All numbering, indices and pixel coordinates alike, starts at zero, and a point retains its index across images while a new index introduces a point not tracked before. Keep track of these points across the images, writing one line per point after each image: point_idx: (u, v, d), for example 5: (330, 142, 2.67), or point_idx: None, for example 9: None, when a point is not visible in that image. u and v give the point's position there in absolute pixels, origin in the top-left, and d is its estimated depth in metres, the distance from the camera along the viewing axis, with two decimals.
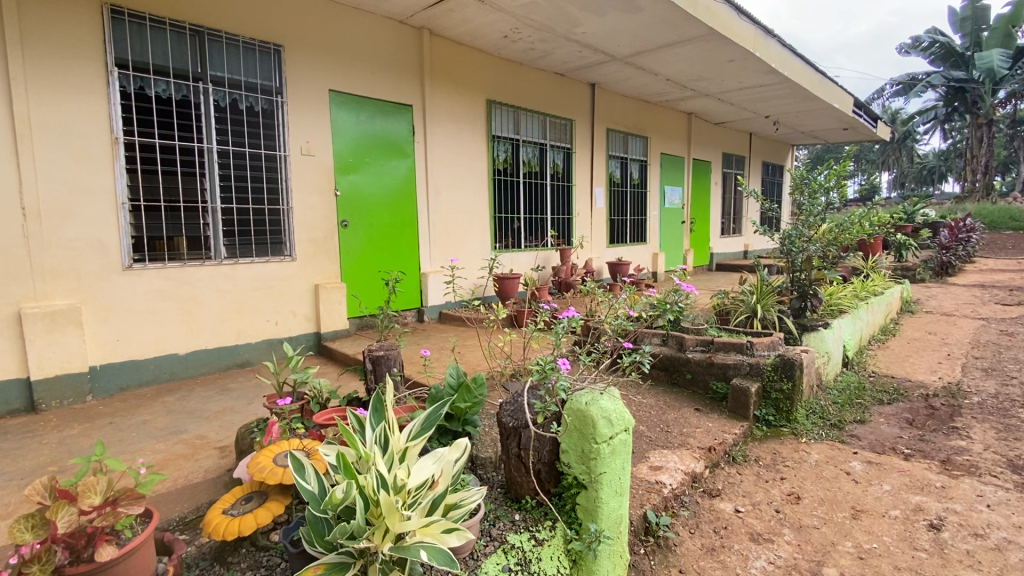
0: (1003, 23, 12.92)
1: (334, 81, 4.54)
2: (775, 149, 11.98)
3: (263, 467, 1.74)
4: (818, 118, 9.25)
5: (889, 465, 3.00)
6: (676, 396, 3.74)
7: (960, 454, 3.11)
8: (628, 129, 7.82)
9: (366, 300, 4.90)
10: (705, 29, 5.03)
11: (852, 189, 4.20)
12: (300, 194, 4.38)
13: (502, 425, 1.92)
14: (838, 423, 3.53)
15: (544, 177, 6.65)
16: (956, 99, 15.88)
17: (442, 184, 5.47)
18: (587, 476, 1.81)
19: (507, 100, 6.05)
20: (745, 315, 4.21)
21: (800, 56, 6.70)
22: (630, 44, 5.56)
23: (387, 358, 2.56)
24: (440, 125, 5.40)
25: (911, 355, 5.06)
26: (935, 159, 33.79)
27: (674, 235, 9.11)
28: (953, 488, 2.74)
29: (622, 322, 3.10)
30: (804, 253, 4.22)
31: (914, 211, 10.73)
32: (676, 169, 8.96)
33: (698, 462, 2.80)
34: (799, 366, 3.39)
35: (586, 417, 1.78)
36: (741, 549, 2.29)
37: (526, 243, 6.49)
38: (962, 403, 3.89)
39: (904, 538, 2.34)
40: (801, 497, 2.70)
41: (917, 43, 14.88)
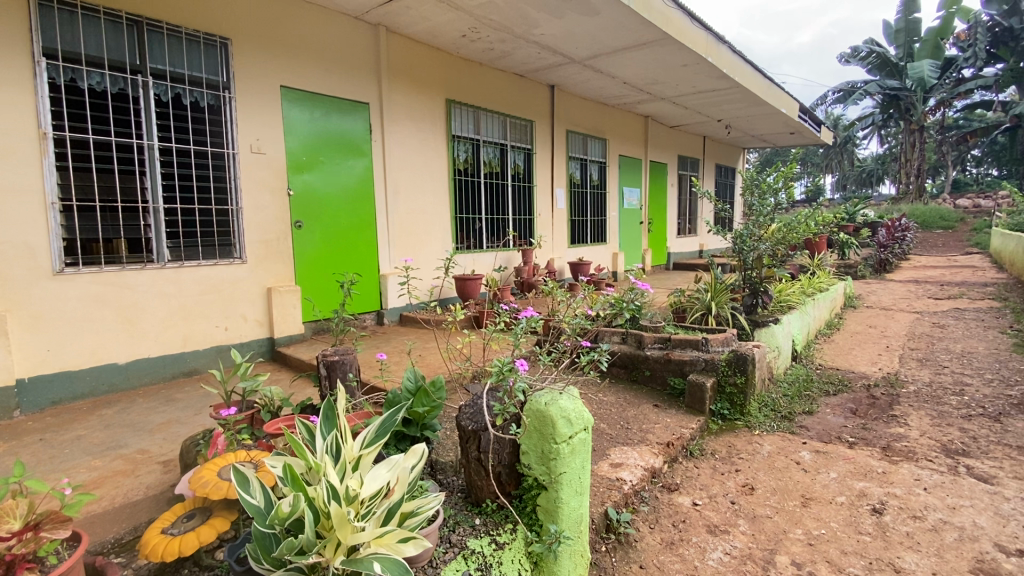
0: (933, 35, 13.93)
1: (286, 78, 4.38)
2: (727, 152, 12.42)
3: (205, 482, 1.64)
4: (767, 122, 9.65)
5: (835, 453, 3.14)
6: (635, 393, 3.80)
7: (899, 441, 3.29)
8: (588, 130, 7.91)
9: (321, 303, 4.73)
10: (659, 34, 5.15)
11: (798, 190, 4.39)
12: (250, 194, 4.20)
13: (461, 428, 1.89)
14: (788, 415, 3.67)
15: (505, 177, 6.63)
16: (891, 106, 16.88)
17: (401, 184, 5.37)
18: (547, 477, 1.79)
19: (466, 99, 6.00)
20: (700, 312, 4.34)
21: (750, 63, 6.96)
22: (588, 47, 5.62)
23: (343, 363, 2.47)
24: (398, 124, 5.30)
25: (854, 348, 5.33)
26: (872, 162, 35.90)
27: (633, 236, 9.28)
28: (893, 473, 2.89)
29: (582, 321, 3.11)
30: (755, 252, 4.38)
31: (855, 211, 11.32)
32: (634, 170, 9.15)
33: (658, 458, 2.85)
34: (751, 361, 3.49)
35: (545, 417, 1.77)
36: (699, 541, 2.33)
37: (488, 243, 6.45)
38: (900, 391, 4.13)
39: (850, 523, 2.45)
40: (755, 488, 2.79)
41: (856, 53, 15.70)
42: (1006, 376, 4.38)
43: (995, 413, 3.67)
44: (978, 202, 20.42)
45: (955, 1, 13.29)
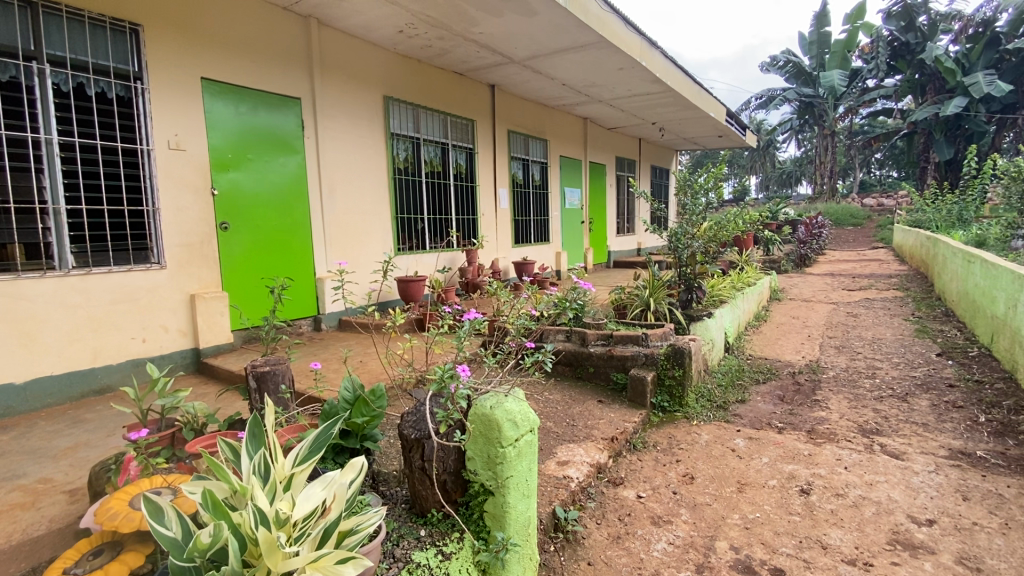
0: (841, 47, 15.13)
1: (207, 69, 4.08)
2: (661, 153, 12.93)
3: (113, 514, 1.48)
4: (698, 125, 10.11)
5: (766, 439, 3.32)
6: (580, 389, 3.85)
7: (822, 424, 3.52)
8: (528, 130, 7.95)
9: (251, 309, 4.45)
10: (596, 37, 5.25)
11: (727, 190, 4.61)
12: (168, 194, 3.87)
13: (403, 437, 1.81)
14: (723, 404, 3.84)
15: (447, 176, 6.53)
16: (806, 112, 18.21)
17: (337, 183, 5.16)
18: (495, 482, 1.76)
19: (405, 97, 5.85)
20: (639, 308, 4.46)
21: (680, 68, 7.25)
22: (527, 48, 5.64)
23: (274, 373, 2.32)
24: (332, 120, 5.08)
25: (780, 338, 5.68)
26: (791, 165, 38.60)
27: (575, 235, 9.43)
28: (818, 454, 3.09)
29: (526, 321, 3.10)
30: (689, 249, 4.55)
31: (777, 210, 12.09)
32: (574, 170, 9.30)
33: (602, 453, 2.90)
34: (688, 354, 3.62)
35: (491, 422, 1.73)
36: (643, 534, 2.38)
37: (430, 244, 6.32)
38: (821, 377, 4.44)
39: (781, 504, 2.59)
40: (695, 477, 2.88)
41: (775, 62, 16.87)
42: (910, 359, 4.81)
43: (902, 394, 4.01)
44: (882, 202, 22.45)
45: (859, 17, 14.51)
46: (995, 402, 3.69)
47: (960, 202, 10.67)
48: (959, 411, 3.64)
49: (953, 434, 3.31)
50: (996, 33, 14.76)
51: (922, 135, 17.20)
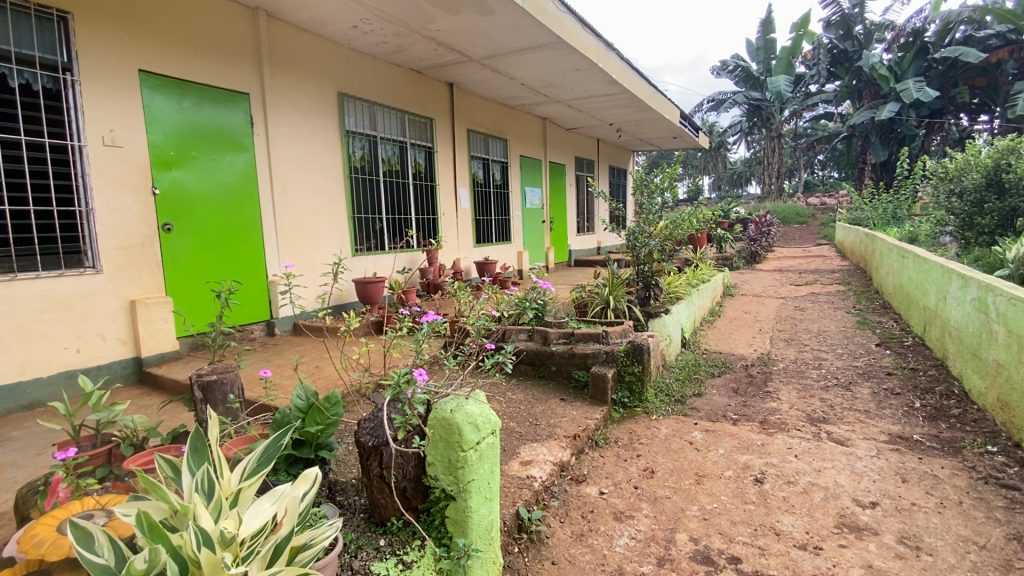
0: (786, 53, 15.83)
1: (146, 61, 3.85)
2: (619, 154, 13.17)
3: (39, 542, 1.37)
4: (653, 127, 10.36)
5: (722, 431, 3.42)
6: (542, 388, 3.85)
7: (773, 414, 3.66)
8: (488, 130, 7.92)
9: (197, 315, 4.23)
10: (553, 37, 5.27)
11: (681, 189, 4.73)
12: (104, 193, 3.63)
13: (360, 445, 1.77)
14: (681, 398, 3.94)
15: (405, 176, 6.41)
16: (755, 115, 18.97)
17: (290, 182, 4.98)
18: (456, 487, 1.72)
19: (361, 94, 5.71)
20: (600, 306, 4.51)
21: (636, 70, 7.39)
22: (485, 47, 5.61)
23: (221, 383, 2.21)
24: (284, 117, 4.89)
25: (733, 332, 5.88)
26: (741, 166, 40.14)
27: (536, 234, 9.46)
28: (770, 444, 3.21)
29: (486, 322, 3.06)
30: (646, 248, 4.65)
31: (729, 209, 12.55)
32: (534, 170, 9.34)
33: (565, 451, 2.91)
34: (647, 351, 3.68)
35: (451, 425, 1.69)
36: (606, 530, 2.40)
37: (389, 244, 6.19)
38: (772, 369, 4.63)
39: (737, 494, 2.67)
40: (655, 471, 2.94)
41: (725, 66, 17.48)
42: (853, 350, 5.08)
43: (845, 383, 4.22)
44: (824, 201, 23.67)
45: (802, 25, 15.22)
46: (928, 388, 3.95)
47: (894, 201, 11.39)
48: (897, 398, 3.87)
49: (892, 419, 3.51)
50: (925, 43, 15.79)
51: (860, 138, 18.23)
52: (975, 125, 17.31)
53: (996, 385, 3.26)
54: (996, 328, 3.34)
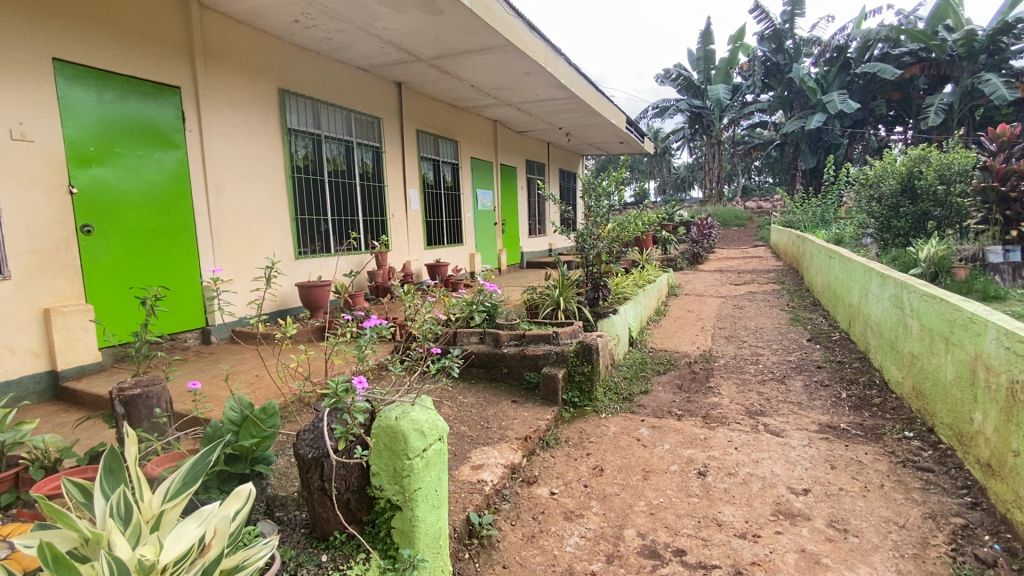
0: (725, 64, 16.63)
1: (62, 50, 3.55)
2: (568, 158, 13.39)
3: None
4: (602, 132, 10.60)
5: (667, 427, 3.52)
6: (493, 391, 3.84)
7: (715, 409, 3.82)
8: (438, 131, 7.83)
9: (123, 323, 3.93)
10: (502, 40, 5.28)
11: (627, 192, 4.85)
12: (13, 192, 3.31)
13: (300, 458, 1.70)
14: (628, 396, 4.03)
15: (352, 176, 6.23)
16: (696, 122, 19.81)
17: (226, 181, 4.72)
18: (402, 496, 1.68)
19: (303, 91, 5.51)
20: (550, 307, 4.55)
21: (584, 75, 7.54)
22: (433, 47, 5.55)
23: (146, 396, 2.05)
24: (219, 112, 4.64)
25: (677, 331, 6.10)
26: (684, 170, 41.79)
27: (488, 236, 9.44)
28: (712, 437, 3.33)
29: (433, 325, 2.97)
30: (595, 249, 4.74)
31: (673, 212, 13.03)
32: (486, 172, 9.33)
33: (516, 453, 2.91)
34: (596, 350, 3.75)
35: (396, 433, 1.65)
36: (557, 530, 2.42)
37: (335, 247, 6.00)
38: (714, 365, 4.83)
39: (681, 488, 2.76)
40: (604, 468, 2.99)
41: (668, 75, 18.15)
42: (786, 345, 5.38)
43: (780, 377, 4.47)
44: (761, 205, 25.01)
45: (739, 37, 16.04)
46: (853, 379, 4.25)
47: (822, 206, 12.20)
48: (826, 389, 4.13)
49: (822, 410, 3.74)
50: (848, 58, 17.02)
51: (792, 146, 19.42)
52: (892, 136, 18.83)
53: (911, 375, 3.53)
54: (910, 323, 3.62)
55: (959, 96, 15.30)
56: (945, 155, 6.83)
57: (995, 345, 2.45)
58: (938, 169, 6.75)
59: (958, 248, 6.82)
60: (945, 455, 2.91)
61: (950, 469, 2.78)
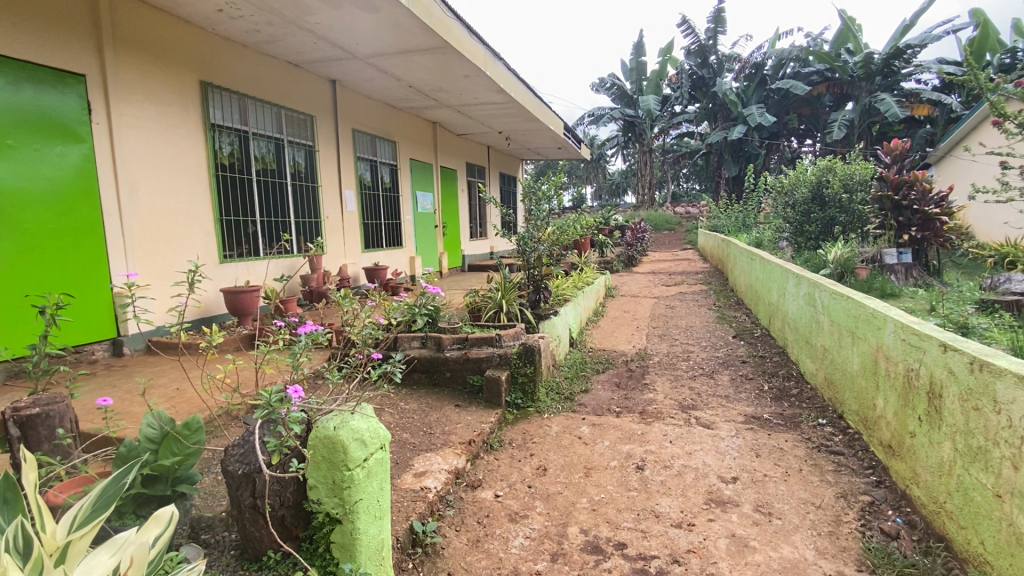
0: (655, 75, 17.41)
1: None
2: (508, 161, 13.50)
3: None
4: (540, 136, 10.77)
5: (607, 424, 3.62)
6: (436, 396, 3.79)
7: (651, 404, 3.97)
8: (375, 131, 7.64)
9: (17, 335, 3.53)
10: (441, 41, 5.24)
11: (566, 197, 4.95)
12: None
13: (229, 475, 1.62)
14: (570, 395, 4.11)
15: (283, 175, 5.93)
16: (629, 130, 20.61)
17: (141, 179, 4.36)
18: (342, 509, 1.62)
19: (228, 85, 5.19)
20: (493, 310, 4.56)
21: (522, 81, 7.63)
22: (369, 45, 5.41)
23: (46, 417, 1.84)
24: (132, 104, 4.27)
25: (615, 330, 6.30)
26: (618, 176, 43.33)
27: (428, 239, 9.30)
28: (649, 432, 3.47)
29: (373, 330, 2.88)
30: (536, 252, 4.78)
31: (609, 216, 13.46)
32: (425, 174, 9.20)
33: (460, 458, 2.89)
34: (538, 351, 3.80)
35: (335, 444, 1.58)
36: (501, 533, 2.41)
37: (264, 250, 5.69)
38: (649, 363, 5.03)
39: (621, 483, 2.85)
40: (547, 468, 3.03)
41: (603, 83, 18.77)
42: (714, 342, 5.71)
43: (709, 372, 4.73)
44: (689, 210, 26.42)
45: (668, 51, 16.88)
46: (774, 372, 4.57)
47: (743, 212, 13.07)
48: (751, 382, 4.42)
49: (747, 402, 4.00)
50: (764, 75, 18.35)
51: (716, 155, 20.68)
52: (803, 147, 20.51)
53: (823, 367, 3.85)
54: (822, 319, 3.94)
55: (859, 113, 16.92)
56: (848, 166, 7.51)
57: (893, 337, 2.73)
58: (842, 178, 7.43)
59: (861, 250, 7.52)
60: (853, 438, 3.20)
61: (858, 451, 3.05)
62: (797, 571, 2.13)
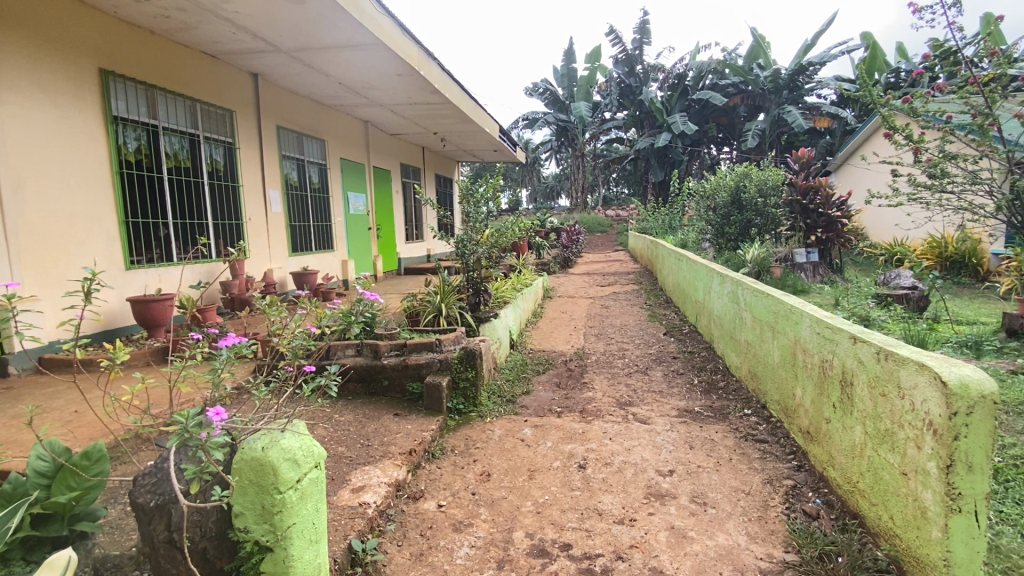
0: (586, 81, 17.91)
1: None
2: (443, 163, 13.34)
3: None
4: (476, 138, 10.73)
5: (548, 425, 3.64)
6: (374, 405, 3.64)
7: (590, 403, 4.04)
8: (302, 128, 7.27)
9: None
10: (372, 38, 5.06)
11: (503, 199, 4.93)
12: None
13: (138, 507, 1.46)
14: (511, 398, 4.09)
15: (198, 174, 5.49)
16: (562, 135, 21.06)
17: (28, 176, 3.86)
18: (273, 536, 1.49)
19: (134, 74, 4.73)
20: (432, 314, 4.45)
21: (457, 82, 7.56)
22: (294, 38, 5.13)
23: None
24: (15, 92, 3.77)
25: (553, 331, 6.39)
26: (552, 179, 44.14)
27: (362, 242, 8.98)
28: (590, 431, 3.52)
29: (304, 340, 2.71)
30: (475, 255, 4.73)
31: (544, 218, 13.65)
32: (357, 175, 8.88)
33: (401, 469, 2.78)
34: (479, 355, 3.75)
35: (264, 466, 1.46)
36: (446, 544, 2.34)
37: (178, 255, 5.23)
38: (587, 362, 5.13)
39: (565, 483, 2.87)
40: (491, 473, 2.98)
41: (536, 88, 19.05)
42: (647, 339, 5.93)
43: (644, 369, 4.90)
44: (619, 213, 27.47)
45: (598, 58, 17.43)
46: (702, 366, 4.81)
47: (670, 214, 13.74)
48: (682, 377, 4.62)
49: (679, 396, 4.18)
50: (686, 85, 19.41)
51: (644, 161, 21.63)
52: (721, 154, 21.91)
53: (747, 360, 4.10)
54: (745, 315, 4.19)
55: (770, 123, 18.32)
56: (762, 172, 8.08)
57: (809, 330, 2.93)
58: (758, 184, 7.99)
59: (775, 250, 8.12)
60: (775, 426, 3.41)
61: (780, 438, 3.26)
62: (732, 558, 2.23)
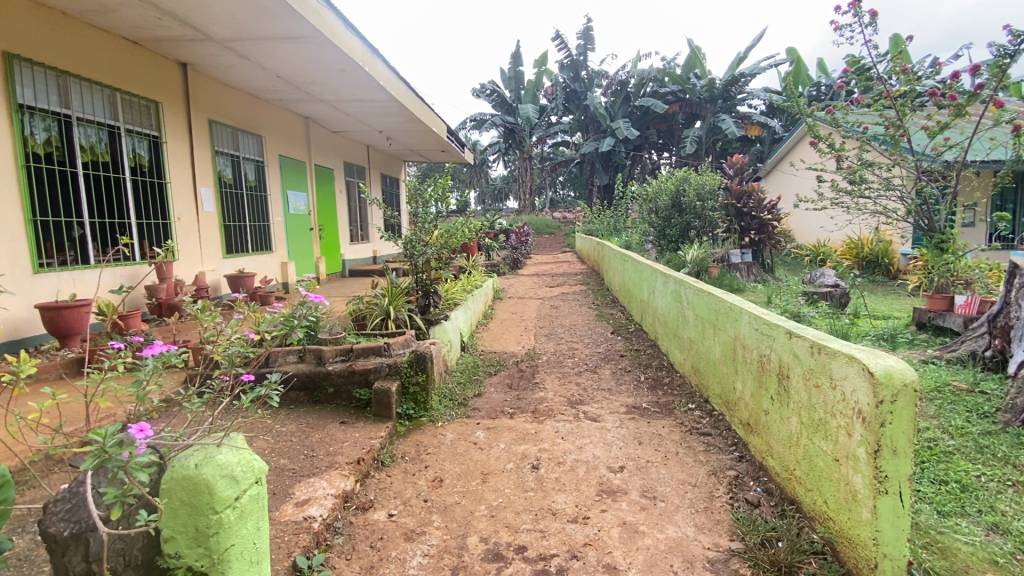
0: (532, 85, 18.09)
1: None
2: (389, 163, 13.04)
3: None
4: (422, 138, 10.55)
5: (501, 427, 3.62)
6: (318, 414, 3.48)
7: (542, 403, 4.05)
8: (236, 123, 6.86)
9: None
10: (313, 30, 4.86)
11: (452, 200, 4.86)
12: None
13: (49, 538, 1.30)
14: (463, 401, 4.03)
15: (119, 169, 5.06)
16: (509, 137, 21.16)
17: None
18: (208, 560, 1.38)
19: (42, 58, 4.29)
20: (380, 318, 4.32)
21: (403, 80, 7.40)
22: (228, 27, 4.84)
23: None
24: None
25: (504, 332, 6.38)
26: (499, 181, 44.31)
27: (303, 243, 8.61)
28: (542, 431, 3.53)
29: (241, 347, 2.54)
30: (424, 256, 4.62)
31: (493, 219, 13.64)
32: (298, 173, 8.50)
33: (348, 479, 2.67)
34: (429, 359, 3.67)
35: (198, 485, 1.35)
36: (398, 555, 2.26)
37: (96, 257, 4.80)
38: (538, 362, 5.16)
39: (518, 484, 2.85)
40: (443, 479, 2.92)
41: (483, 90, 19.03)
42: (596, 338, 6.04)
43: (593, 367, 4.98)
44: (566, 215, 27.95)
45: (543, 63, 17.64)
46: (649, 363, 4.95)
47: (614, 216, 14.11)
48: (630, 374, 4.73)
49: (628, 393, 4.27)
50: (628, 91, 20.01)
51: (589, 165, 22.12)
52: (662, 159, 22.75)
53: (690, 356, 4.24)
54: (687, 313, 4.34)
55: (706, 130, 19.23)
56: (700, 177, 8.44)
57: (749, 327, 3.07)
58: (696, 188, 8.34)
59: (713, 251, 8.50)
60: (718, 419, 3.56)
61: (723, 431, 3.40)
62: (681, 549, 2.29)
